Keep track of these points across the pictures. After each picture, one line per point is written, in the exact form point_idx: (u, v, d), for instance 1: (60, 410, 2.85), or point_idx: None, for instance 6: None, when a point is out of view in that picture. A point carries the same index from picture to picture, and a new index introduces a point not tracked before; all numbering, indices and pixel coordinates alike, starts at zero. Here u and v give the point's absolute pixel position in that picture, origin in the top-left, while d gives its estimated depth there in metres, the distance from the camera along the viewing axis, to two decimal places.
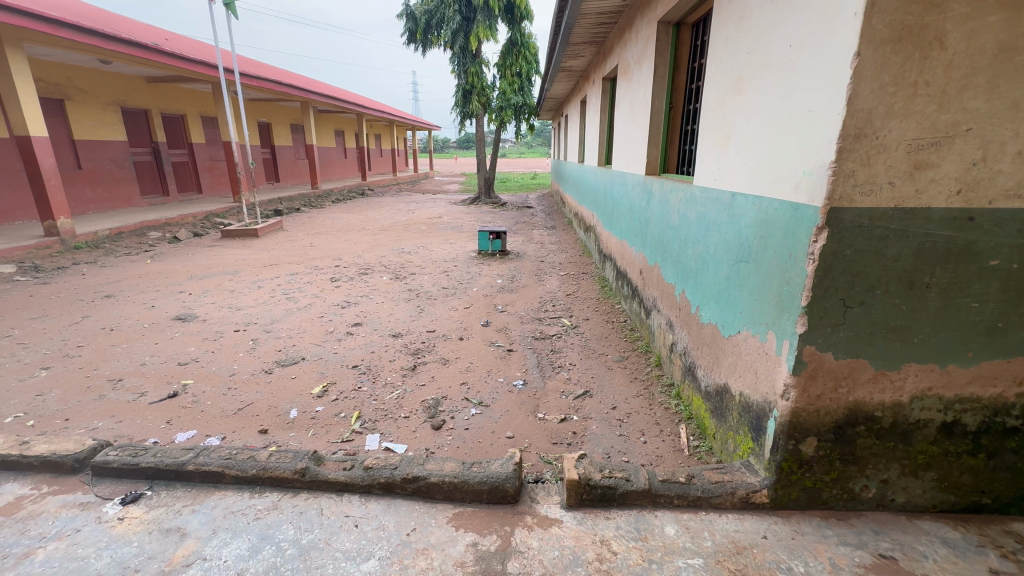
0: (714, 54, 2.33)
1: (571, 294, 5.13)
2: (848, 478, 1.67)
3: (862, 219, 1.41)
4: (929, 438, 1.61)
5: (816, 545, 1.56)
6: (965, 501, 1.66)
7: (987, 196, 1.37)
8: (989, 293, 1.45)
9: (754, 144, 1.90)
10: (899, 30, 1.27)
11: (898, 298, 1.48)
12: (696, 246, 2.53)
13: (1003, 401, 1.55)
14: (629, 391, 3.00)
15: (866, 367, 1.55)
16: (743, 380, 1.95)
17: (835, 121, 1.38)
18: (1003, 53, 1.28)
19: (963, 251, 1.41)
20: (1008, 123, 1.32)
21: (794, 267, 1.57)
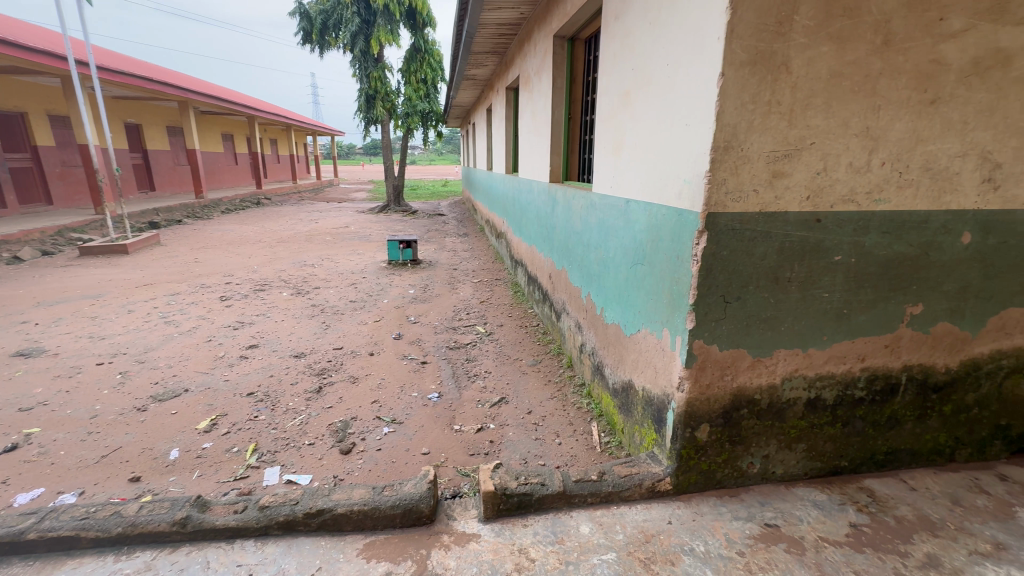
0: (604, 69, 2.47)
1: (485, 301, 5.14)
2: (736, 457, 1.83)
3: (735, 223, 1.56)
4: (798, 413, 1.82)
5: (713, 523, 1.69)
6: (829, 466, 1.90)
7: (829, 201, 1.58)
8: (836, 284, 1.68)
9: (641, 154, 2.03)
10: (754, 54, 1.43)
11: (767, 292, 1.65)
12: (598, 250, 2.65)
13: (851, 375, 1.80)
14: (543, 394, 3.05)
15: (745, 355, 1.71)
16: (644, 376, 2.07)
17: (707, 134, 1.51)
18: (834, 78, 1.48)
19: (814, 248, 1.62)
20: (841, 139, 1.53)
21: (681, 268, 1.70)
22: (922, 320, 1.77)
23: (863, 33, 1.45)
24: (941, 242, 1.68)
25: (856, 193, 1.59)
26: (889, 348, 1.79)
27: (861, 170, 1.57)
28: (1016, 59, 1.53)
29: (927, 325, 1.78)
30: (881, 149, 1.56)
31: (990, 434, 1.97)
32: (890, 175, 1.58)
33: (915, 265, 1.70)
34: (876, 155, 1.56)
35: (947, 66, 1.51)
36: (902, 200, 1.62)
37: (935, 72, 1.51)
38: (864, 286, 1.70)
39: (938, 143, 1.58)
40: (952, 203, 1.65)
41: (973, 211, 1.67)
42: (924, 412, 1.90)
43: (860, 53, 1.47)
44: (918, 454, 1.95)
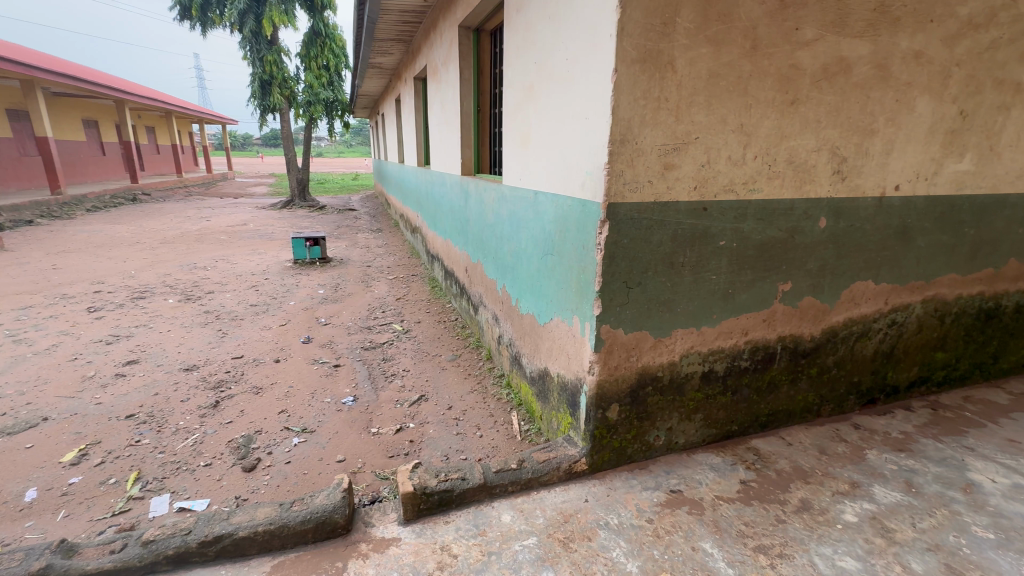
0: (508, 61, 2.48)
1: (401, 298, 4.99)
2: (644, 432, 1.96)
3: (633, 213, 1.65)
4: (695, 386, 1.99)
5: (625, 496, 1.80)
6: (722, 431, 2.10)
7: (713, 191, 1.73)
8: (722, 266, 1.85)
9: (546, 146, 2.07)
10: (643, 53, 1.51)
11: (664, 277, 1.77)
12: (510, 242, 2.68)
13: (737, 348, 2.00)
14: (463, 389, 3.04)
15: (647, 337, 1.83)
16: (558, 362, 2.14)
17: (605, 127, 1.58)
18: (713, 78, 1.61)
19: (702, 235, 1.77)
20: (721, 135, 1.68)
21: (587, 257, 1.77)
22: (791, 296, 2.01)
23: (734, 37, 1.59)
24: (804, 227, 1.92)
25: (735, 184, 1.76)
26: (767, 322, 2.01)
27: (738, 163, 1.73)
28: (854, 67, 1.77)
29: (796, 300, 2.03)
30: (754, 144, 1.73)
31: (846, 389, 2.30)
32: (761, 167, 1.77)
33: (784, 247, 1.92)
34: (750, 149, 1.73)
35: (802, 71, 1.71)
36: (772, 190, 1.82)
37: (793, 76, 1.70)
38: (745, 267, 1.88)
39: (798, 140, 1.79)
40: (811, 192, 1.88)
41: (827, 199, 1.92)
42: (796, 376, 2.16)
43: (732, 56, 1.61)
44: (793, 413, 2.22)
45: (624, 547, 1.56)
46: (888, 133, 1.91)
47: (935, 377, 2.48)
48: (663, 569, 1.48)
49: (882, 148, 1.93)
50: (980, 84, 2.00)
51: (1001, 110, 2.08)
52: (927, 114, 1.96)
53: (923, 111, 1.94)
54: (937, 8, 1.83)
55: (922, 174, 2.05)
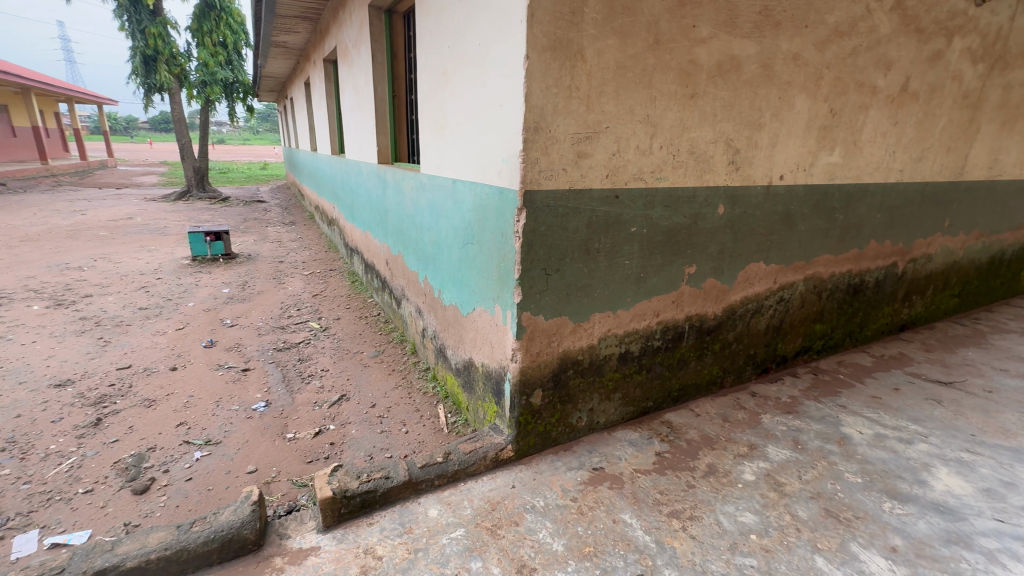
0: (421, 45, 2.40)
1: (318, 294, 4.71)
2: (567, 414, 2.02)
3: (549, 200, 1.67)
4: (613, 367, 2.08)
5: (551, 478, 1.85)
6: (639, 408, 2.23)
7: (624, 179, 1.80)
8: (634, 252, 1.94)
9: (462, 134, 2.03)
10: (553, 41, 1.53)
11: (581, 263, 1.82)
12: (431, 232, 2.62)
13: (650, 329, 2.12)
14: (387, 385, 2.94)
15: (567, 322, 1.88)
16: (482, 352, 2.13)
17: (519, 114, 1.58)
18: (621, 69, 1.66)
19: (615, 221, 1.84)
20: (629, 125, 1.75)
21: (506, 245, 1.77)
22: (696, 278, 2.17)
23: (639, 30, 1.65)
24: (705, 213, 2.07)
25: (644, 172, 1.84)
26: (676, 303, 2.15)
27: (646, 153, 1.82)
28: (744, 65, 1.92)
29: (700, 281, 2.19)
30: (659, 134, 1.82)
31: (745, 362, 2.53)
32: (667, 157, 1.87)
33: (688, 233, 2.06)
34: (656, 139, 1.82)
35: (700, 67, 1.82)
36: (677, 179, 1.93)
37: (692, 72, 1.81)
38: (655, 252, 1.99)
39: (698, 132, 1.91)
40: (710, 181, 2.03)
41: (725, 187, 2.08)
42: (702, 352, 2.34)
43: (638, 48, 1.67)
44: (700, 386, 2.41)
45: (550, 528, 1.60)
46: (773, 127, 2.11)
47: (815, 346, 2.81)
48: (586, 544, 1.53)
49: (768, 141, 2.12)
50: (846, 86, 2.26)
51: (862, 109, 2.38)
52: (804, 111, 2.18)
53: (801, 108, 2.16)
54: (811, 15, 2.03)
55: (802, 166, 2.29)
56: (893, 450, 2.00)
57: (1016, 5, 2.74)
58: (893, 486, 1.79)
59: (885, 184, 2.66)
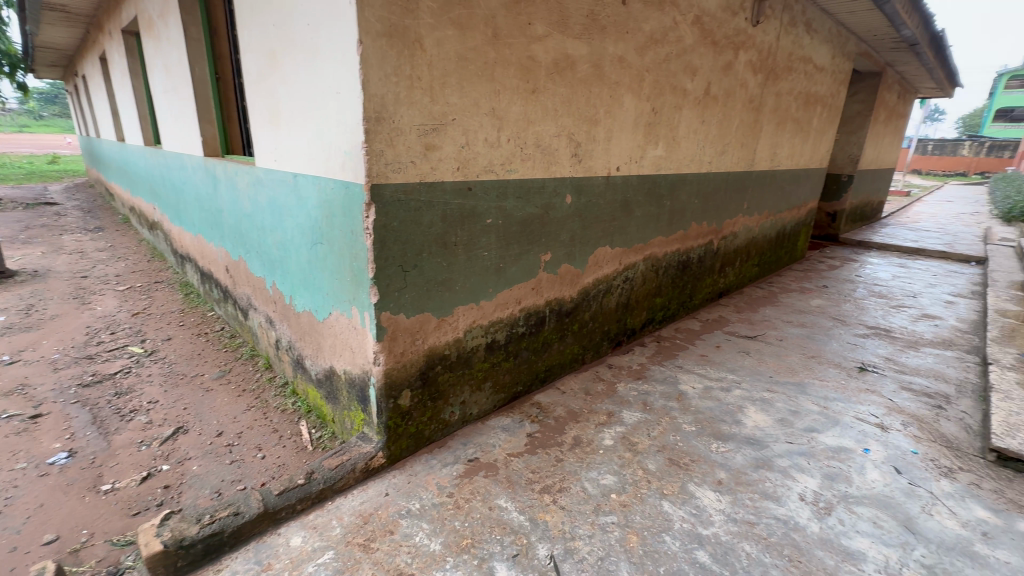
0: (243, 21, 2.12)
1: (140, 312, 3.94)
2: (439, 410, 2.00)
3: (399, 194, 1.61)
4: (481, 357, 2.11)
5: (426, 478, 1.81)
6: (510, 393, 2.30)
7: (475, 172, 1.82)
8: (492, 243, 1.97)
9: (299, 123, 1.85)
10: (388, 26, 1.46)
11: (439, 257, 1.80)
12: (274, 232, 2.35)
13: (514, 317, 2.20)
14: (236, 409, 2.59)
15: (430, 318, 1.85)
16: (343, 359, 1.99)
17: (357, 103, 1.49)
18: (462, 61, 1.66)
19: (470, 214, 1.85)
20: (476, 117, 1.76)
21: (356, 243, 1.66)
22: (552, 264, 2.29)
23: (477, 24, 1.66)
24: (555, 203, 2.19)
25: (494, 164, 1.88)
26: (535, 290, 2.25)
27: (495, 145, 1.85)
28: (578, 64, 2.07)
29: (555, 267, 2.32)
30: (506, 127, 1.87)
31: (600, 338, 2.77)
32: (515, 149, 1.93)
33: (541, 222, 2.16)
34: (503, 132, 1.86)
35: (538, 63, 1.90)
36: (526, 170, 2.01)
37: (531, 67, 1.89)
38: (512, 242, 2.06)
39: (542, 125, 2.01)
40: (557, 172, 2.15)
41: (570, 178, 2.23)
42: (563, 333, 2.50)
43: (477, 41, 1.68)
44: (564, 365, 2.58)
45: (426, 529, 1.57)
46: (607, 123, 2.31)
47: (657, 317, 3.21)
48: (464, 537, 1.54)
49: (604, 135, 2.32)
50: (663, 88, 2.58)
51: (677, 109, 2.74)
52: (632, 109, 2.43)
53: (629, 106, 2.40)
54: (630, 22, 2.26)
55: (634, 158, 2.55)
56: (717, 399, 2.38)
57: (780, 29, 3.40)
58: (718, 429, 2.13)
59: (699, 174, 3.12)
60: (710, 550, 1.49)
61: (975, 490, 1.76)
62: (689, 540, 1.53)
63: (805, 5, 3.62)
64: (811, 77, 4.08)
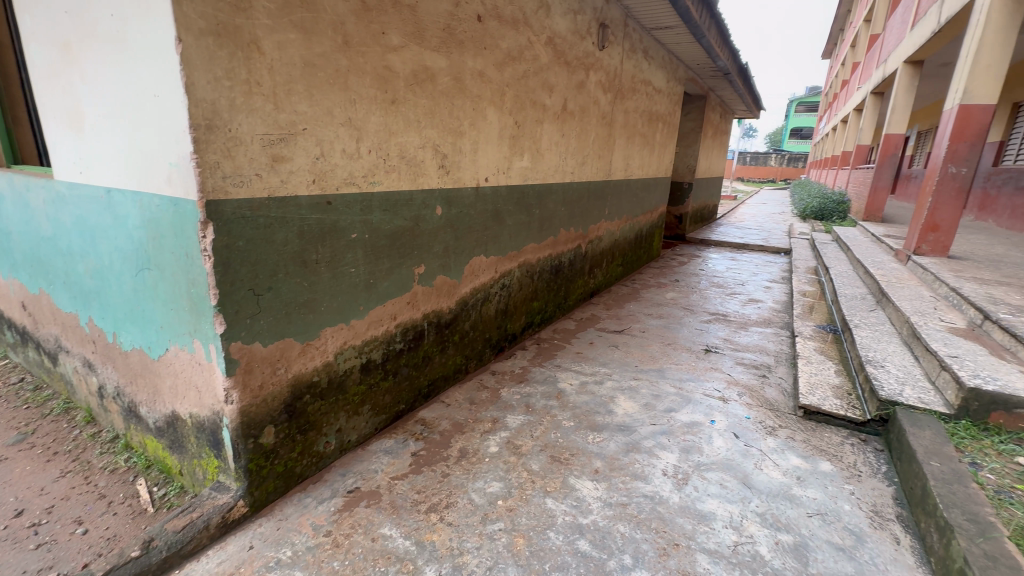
0: (22, 4, 1.74)
1: None
2: (311, 443, 1.83)
3: (243, 210, 1.46)
4: (356, 380, 1.99)
5: (299, 519, 1.65)
6: (392, 413, 2.21)
7: (334, 184, 1.71)
8: (358, 258, 1.88)
9: (109, 130, 1.57)
10: (214, 25, 1.31)
11: (298, 277, 1.66)
12: (86, 259, 1.96)
13: (390, 334, 2.12)
14: (44, 478, 2.09)
15: (292, 344, 1.69)
16: (187, 401, 1.73)
17: (180, 109, 1.31)
18: (309, 68, 1.55)
19: (331, 229, 1.74)
20: (330, 127, 1.66)
21: (193, 266, 1.45)
22: (426, 277, 2.26)
23: (323, 29, 1.57)
24: (424, 215, 2.17)
25: (355, 177, 1.79)
26: (411, 304, 2.20)
27: (354, 157, 1.77)
28: (437, 76, 2.07)
29: (430, 280, 2.29)
30: (365, 138, 1.80)
31: (482, 345, 2.80)
32: (377, 161, 1.87)
33: (411, 235, 2.12)
34: (363, 143, 1.79)
35: (395, 73, 1.86)
36: (391, 182, 1.95)
37: (388, 78, 1.84)
38: (381, 257, 1.98)
39: (404, 136, 1.97)
40: (425, 184, 2.13)
41: (439, 190, 2.22)
42: (444, 345, 2.47)
43: (325, 47, 1.59)
44: (447, 377, 2.55)
45: None
46: (472, 135, 2.36)
47: (535, 320, 3.35)
48: None
49: (470, 147, 2.36)
50: (523, 103, 2.71)
51: (539, 123, 2.90)
52: (496, 122, 2.51)
53: (492, 119, 2.48)
54: (487, 38, 2.34)
55: (501, 169, 2.64)
56: (592, 392, 2.56)
57: (623, 54, 3.81)
58: (593, 420, 2.29)
59: (563, 183, 3.33)
60: (590, 538, 1.58)
61: (791, 443, 2.13)
62: (571, 531, 1.61)
63: (642, 34, 4.09)
64: (652, 98, 4.63)
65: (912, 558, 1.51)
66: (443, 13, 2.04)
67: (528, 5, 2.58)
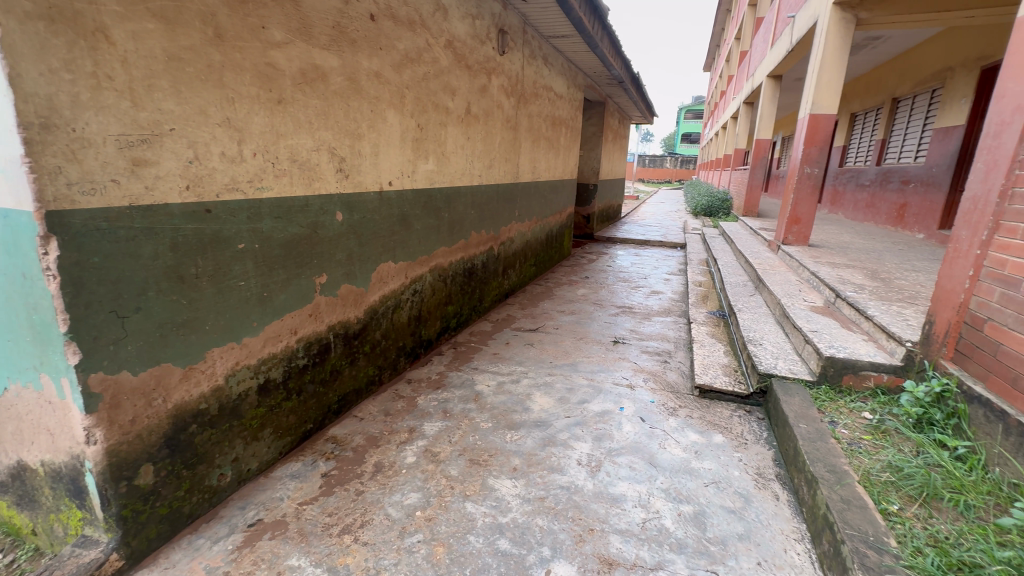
0: None
1: None
2: (201, 478, 1.65)
3: (97, 221, 1.27)
4: (253, 403, 1.83)
5: (190, 565, 1.48)
6: (298, 435, 2.06)
7: (212, 190, 1.56)
8: (248, 271, 1.73)
9: None
10: (45, 7, 1.13)
11: (174, 294, 1.48)
12: None
13: (291, 349, 1.97)
14: None
15: (171, 369, 1.51)
16: (37, 446, 1.47)
17: (6, 105, 1.11)
18: (173, 62, 1.40)
19: (213, 240, 1.58)
20: (204, 127, 1.51)
21: (33, 289, 1.24)
22: (329, 287, 2.14)
23: (189, 19, 1.42)
24: (323, 221, 2.05)
25: (239, 182, 1.64)
26: (313, 316, 2.07)
27: (236, 160, 1.62)
28: (329, 75, 1.98)
29: (334, 289, 2.18)
30: (248, 140, 1.66)
31: (396, 354, 2.72)
32: (264, 165, 1.73)
33: (310, 243, 1.99)
34: (245, 145, 1.65)
35: (280, 71, 1.74)
36: (282, 188, 1.82)
37: (272, 75, 1.72)
38: (274, 267, 1.84)
39: (295, 139, 1.85)
40: (321, 189, 2.02)
41: (338, 195, 2.12)
42: (354, 357, 2.36)
43: (193, 40, 1.44)
44: (360, 390, 2.44)
45: None
46: (371, 138, 2.28)
47: (451, 324, 3.32)
48: None
49: (370, 150, 2.28)
50: (425, 105, 2.68)
51: (442, 126, 2.88)
52: (397, 124, 2.46)
53: (393, 121, 2.41)
54: (382, 39, 2.27)
55: (405, 173, 2.58)
56: (509, 391, 2.59)
57: (523, 60, 3.91)
58: (510, 419, 2.32)
59: (471, 186, 3.34)
60: (510, 536, 1.60)
61: (689, 420, 2.33)
62: (490, 533, 1.61)
63: (540, 41, 4.24)
64: (554, 103, 4.81)
65: (789, 511, 1.71)
66: (332, 10, 1.94)
67: (424, 7, 2.55)
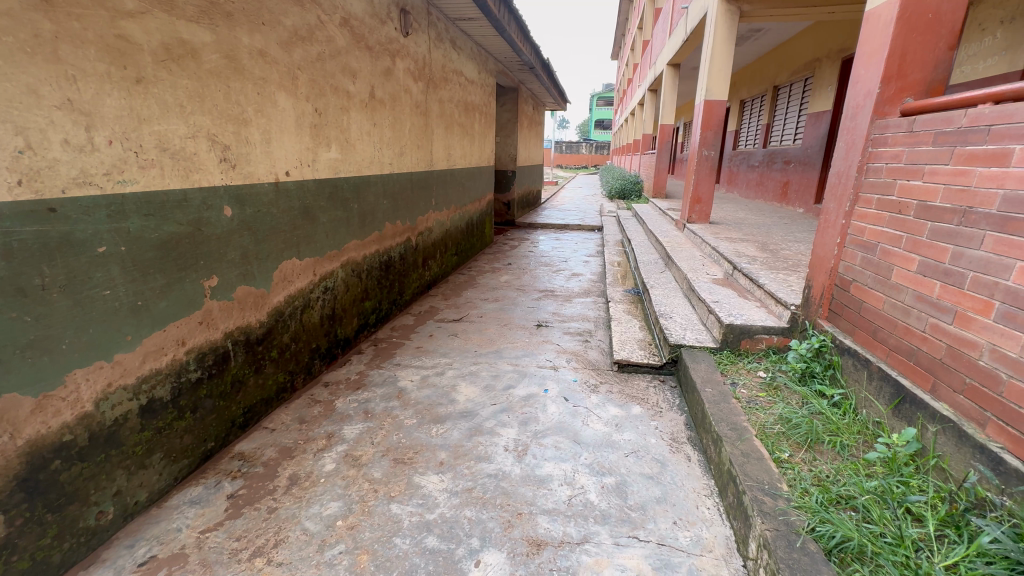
0: None
1: None
2: (73, 520, 1.43)
3: None
4: (136, 427, 1.61)
5: None
6: (197, 456, 1.86)
7: (56, 186, 1.32)
8: (115, 277, 1.50)
9: None
10: None
11: (13, 310, 1.25)
12: None
13: (179, 363, 1.76)
14: None
15: (18, 401, 1.27)
16: None
17: None
18: None
19: (63, 243, 1.35)
20: (35, 110, 1.27)
21: None
22: (222, 290, 1.93)
23: None
24: (207, 217, 1.83)
25: (91, 174, 1.41)
26: (205, 323, 1.86)
27: (85, 149, 1.39)
28: (201, 52, 1.75)
29: (228, 293, 1.97)
30: (100, 126, 1.42)
31: (309, 356, 2.54)
32: (125, 154, 1.50)
33: (194, 242, 1.78)
34: (96, 132, 1.42)
35: (136, 45, 1.51)
36: (152, 180, 1.60)
37: (127, 50, 1.48)
38: (149, 272, 1.61)
39: (162, 124, 1.62)
40: (203, 181, 1.80)
41: (224, 187, 1.91)
42: (259, 364, 2.17)
43: (10, 3, 1.19)
44: (269, 400, 2.25)
45: None
46: (260, 124, 2.07)
47: (369, 321, 3.17)
48: None
49: (260, 137, 2.08)
50: (322, 88, 2.48)
51: (344, 111, 2.70)
52: (290, 109, 2.26)
53: (284, 105, 2.21)
54: (264, 12, 2.05)
55: (304, 161, 2.39)
56: (433, 384, 2.54)
57: (429, 42, 3.77)
58: (435, 413, 2.26)
59: (382, 174, 3.18)
60: (438, 532, 1.56)
61: (610, 395, 2.42)
62: (418, 532, 1.56)
63: (446, 24, 4.11)
64: (465, 88, 4.71)
65: (699, 470, 1.85)
66: None
67: None
